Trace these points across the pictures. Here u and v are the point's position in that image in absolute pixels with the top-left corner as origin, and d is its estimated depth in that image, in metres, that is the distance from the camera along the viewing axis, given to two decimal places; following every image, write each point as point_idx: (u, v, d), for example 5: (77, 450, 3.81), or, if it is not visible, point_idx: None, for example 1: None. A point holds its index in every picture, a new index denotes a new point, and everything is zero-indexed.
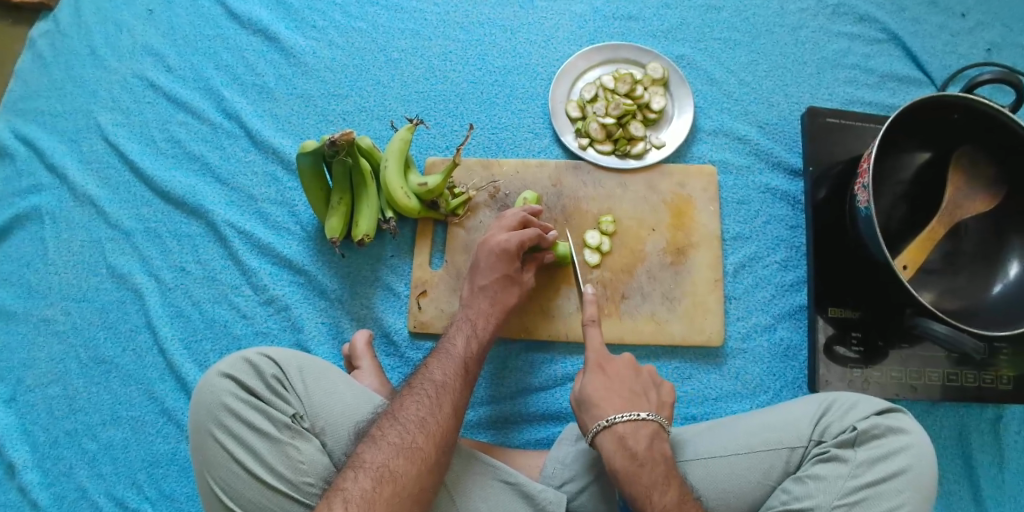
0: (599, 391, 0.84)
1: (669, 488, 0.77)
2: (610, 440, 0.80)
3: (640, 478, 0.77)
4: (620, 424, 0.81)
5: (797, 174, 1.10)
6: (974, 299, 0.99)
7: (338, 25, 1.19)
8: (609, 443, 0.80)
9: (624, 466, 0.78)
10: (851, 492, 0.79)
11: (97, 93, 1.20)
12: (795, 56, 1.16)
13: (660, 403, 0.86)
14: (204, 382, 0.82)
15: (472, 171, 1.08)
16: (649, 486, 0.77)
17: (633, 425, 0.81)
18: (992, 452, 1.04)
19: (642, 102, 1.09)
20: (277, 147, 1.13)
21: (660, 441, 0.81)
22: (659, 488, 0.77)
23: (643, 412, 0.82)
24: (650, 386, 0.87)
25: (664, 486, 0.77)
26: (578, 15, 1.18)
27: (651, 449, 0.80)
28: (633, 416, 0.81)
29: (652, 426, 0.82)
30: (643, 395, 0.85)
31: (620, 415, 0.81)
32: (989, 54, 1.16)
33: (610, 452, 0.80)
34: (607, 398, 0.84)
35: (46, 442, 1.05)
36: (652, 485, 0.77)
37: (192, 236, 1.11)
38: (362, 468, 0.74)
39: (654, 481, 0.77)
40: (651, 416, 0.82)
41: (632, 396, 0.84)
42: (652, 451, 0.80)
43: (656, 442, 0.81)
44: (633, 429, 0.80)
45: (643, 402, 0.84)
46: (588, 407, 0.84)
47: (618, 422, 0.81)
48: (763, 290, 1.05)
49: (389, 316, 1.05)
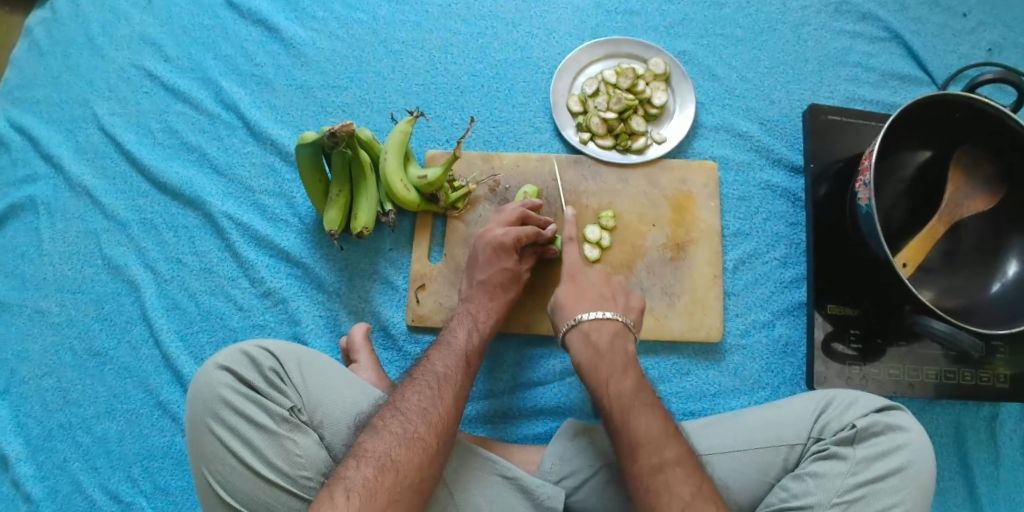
0: (566, 295, 0.90)
1: (626, 375, 0.81)
2: (577, 336, 0.86)
3: (600, 367, 0.82)
4: (588, 322, 0.86)
5: (798, 171, 1.10)
6: (973, 297, 1.00)
7: (338, 16, 1.18)
8: (576, 341, 0.86)
9: (586, 358, 0.84)
10: (850, 489, 0.79)
11: (94, 82, 1.19)
12: (796, 54, 1.16)
13: (627, 307, 0.90)
14: (201, 374, 0.81)
15: (473, 164, 1.08)
16: (606, 372, 0.82)
17: (598, 323, 0.86)
18: (988, 450, 1.04)
19: (644, 97, 1.08)
20: (275, 138, 1.12)
21: (624, 342, 0.85)
22: (616, 375, 0.81)
23: (608, 312, 0.87)
24: (620, 292, 0.91)
25: (622, 373, 0.81)
26: (580, 9, 1.17)
27: (613, 346, 0.84)
28: (600, 316, 0.87)
29: (617, 325, 0.86)
30: (612, 299, 0.90)
31: (588, 315, 0.87)
32: (989, 54, 1.17)
33: (576, 345, 0.86)
34: (575, 302, 0.89)
35: (40, 434, 1.04)
36: (609, 372, 0.82)
37: (189, 228, 1.11)
38: (364, 457, 0.74)
39: (611, 372, 0.82)
40: (614, 316, 0.87)
41: (600, 300, 0.89)
42: (615, 348, 0.84)
43: (621, 340, 0.85)
44: (598, 326, 0.86)
45: (611, 305, 0.89)
46: (561, 310, 0.90)
47: (585, 320, 0.87)
48: (762, 287, 1.05)
49: (387, 310, 1.05)
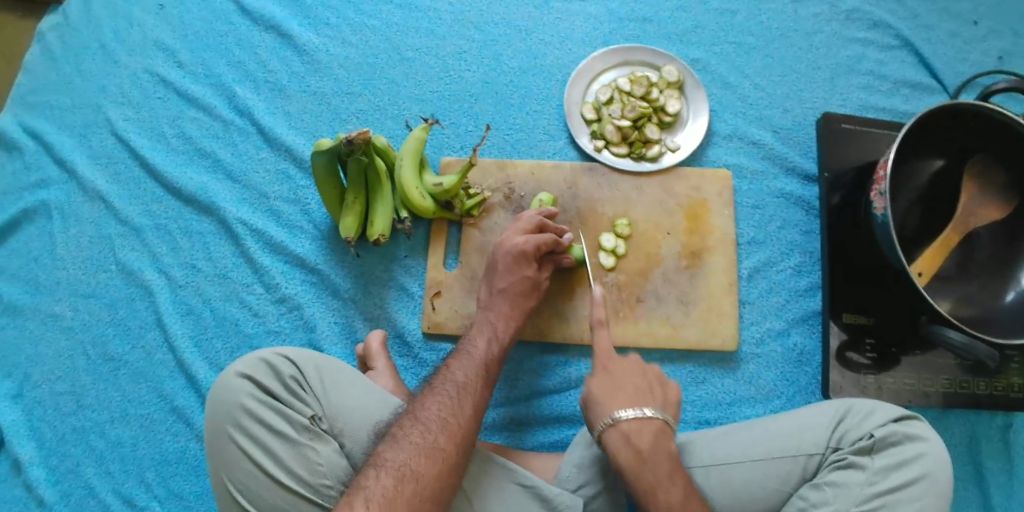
0: (602, 390, 0.83)
1: (674, 485, 0.76)
2: (615, 436, 0.79)
3: (644, 477, 0.77)
4: (609, 359, 0.86)
5: (811, 179, 1.10)
6: (987, 306, 1.00)
7: (352, 23, 1.18)
8: (615, 441, 0.80)
9: (630, 465, 0.78)
10: (869, 499, 0.80)
11: (107, 87, 1.19)
12: (809, 61, 1.16)
13: (666, 401, 0.84)
14: (223, 381, 0.82)
15: (488, 172, 1.08)
16: (653, 487, 0.76)
17: (638, 423, 0.79)
18: (1001, 459, 1.05)
19: (658, 105, 1.09)
20: (290, 145, 1.12)
21: (666, 440, 0.80)
22: (664, 485, 0.76)
23: (631, 347, 0.87)
24: (656, 384, 0.84)
25: (669, 483, 0.76)
26: (593, 17, 1.17)
27: (633, 385, 0.84)
28: (637, 414, 0.80)
29: (659, 422, 0.80)
30: (650, 392, 0.83)
31: (609, 350, 0.86)
32: (1001, 61, 1.17)
33: (617, 447, 0.79)
34: (612, 395, 0.82)
35: (54, 439, 1.04)
36: (656, 483, 0.76)
37: (203, 233, 1.11)
38: (384, 466, 0.75)
39: (633, 410, 0.81)
40: (654, 414, 0.81)
41: (638, 395, 0.82)
42: (633, 385, 0.84)
43: (662, 438, 0.79)
44: (639, 427, 0.79)
45: (648, 400, 0.82)
46: (596, 404, 0.83)
47: (623, 419, 0.80)
48: (776, 295, 1.05)
49: (402, 316, 1.05)
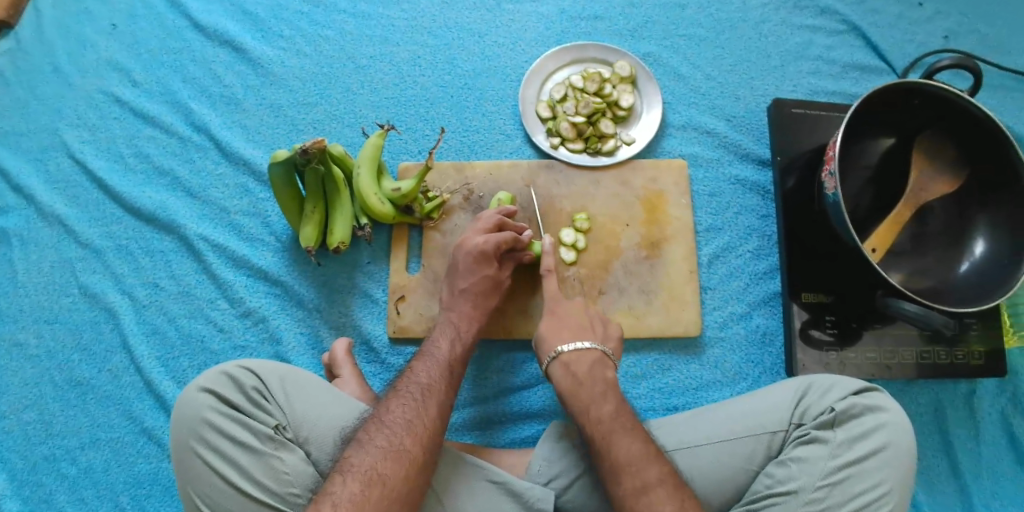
0: (548, 328, 0.93)
1: (607, 401, 0.84)
2: (558, 367, 0.89)
3: (580, 395, 0.85)
4: (568, 354, 0.89)
5: (765, 164, 1.12)
6: (942, 278, 1.02)
7: (305, 34, 1.19)
8: (558, 372, 0.89)
9: (569, 387, 0.87)
10: (833, 472, 0.82)
11: (62, 110, 1.19)
12: (759, 50, 1.18)
13: (606, 336, 0.94)
14: (184, 396, 0.80)
15: (446, 175, 1.08)
16: (588, 401, 0.84)
17: (577, 353, 0.89)
18: (967, 426, 1.07)
19: (611, 100, 1.10)
20: (248, 158, 1.13)
21: (604, 369, 0.89)
22: (597, 401, 0.84)
23: (587, 342, 0.91)
24: (597, 323, 0.96)
25: (603, 399, 0.84)
26: (545, 17, 1.19)
27: (592, 375, 0.88)
28: (578, 346, 0.90)
29: (597, 354, 0.90)
30: (592, 327, 0.94)
31: (568, 346, 0.90)
32: (946, 41, 1.20)
33: (559, 376, 0.89)
34: (556, 333, 0.92)
35: (24, 469, 1.03)
36: (591, 400, 0.84)
37: (165, 252, 1.10)
38: (350, 471, 0.74)
39: (592, 397, 0.85)
40: (593, 346, 0.91)
41: (578, 329, 0.93)
42: (593, 377, 0.88)
43: (599, 367, 0.89)
44: (579, 357, 0.89)
45: (590, 334, 0.93)
46: (542, 344, 0.93)
47: (565, 351, 0.90)
48: (737, 280, 1.07)
49: (368, 322, 1.05)
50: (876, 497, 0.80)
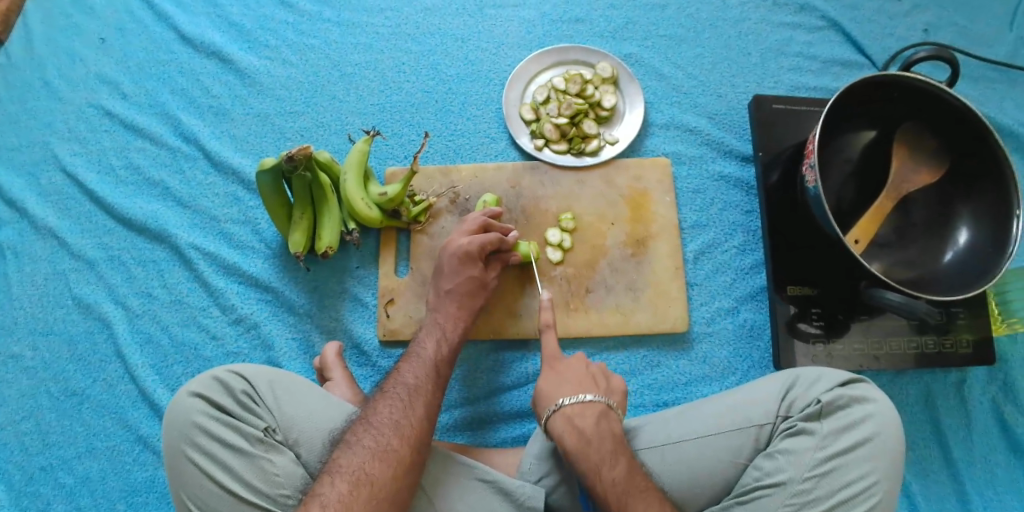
0: (547, 383, 0.88)
1: (618, 460, 0.80)
2: (561, 421, 0.83)
3: (588, 456, 0.80)
4: (570, 407, 0.84)
5: (748, 160, 1.13)
6: (927, 267, 1.03)
7: (291, 43, 1.21)
8: (560, 426, 0.83)
9: (576, 447, 0.81)
10: (820, 463, 0.82)
11: (54, 124, 1.20)
12: (739, 48, 1.20)
13: (609, 388, 0.88)
14: (175, 401, 0.81)
15: (432, 179, 1.10)
16: (598, 463, 0.80)
17: (580, 406, 0.84)
18: (959, 415, 1.08)
19: (594, 101, 1.11)
20: (237, 168, 1.14)
21: (610, 421, 0.84)
22: (608, 463, 0.80)
23: (589, 394, 0.85)
24: (599, 376, 0.89)
25: (613, 461, 0.80)
26: (527, 21, 1.20)
27: (599, 430, 0.82)
28: (579, 399, 0.84)
29: (600, 406, 0.84)
30: (593, 380, 0.88)
31: (569, 399, 0.84)
32: (926, 34, 1.21)
33: (562, 432, 0.83)
34: (558, 388, 0.86)
35: (22, 479, 1.04)
36: (601, 461, 0.80)
37: (156, 261, 1.12)
38: (339, 472, 0.75)
39: (602, 456, 0.80)
40: (596, 398, 0.85)
41: (580, 381, 0.87)
42: (602, 431, 0.83)
43: (605, 421, 0.84)
44: (582, 410, 0.84)
45: (591, 386, 0.87)
46: (541, 398, 0.87)
47: (566, 405, 0.84)
48: (723, 275, 1.08)
49: (358, 326, 1.06)
50: (864, 488, 0.81)
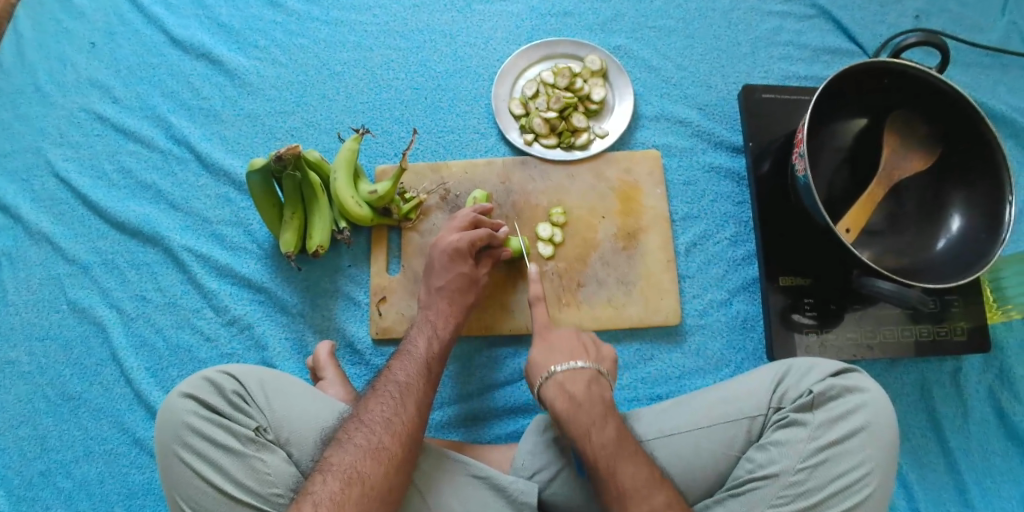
0: (540, 350, 0.89)
1: (608, 424, 0.81)
2: (552, 388, 0.84)
3: (579, 419, 0.81)
4: (561, 374, 0.85)
5: (739, 151, 1.13)
6: (920, 256, 1.03)
7: (280, 43, 1.21)
8: (552, 393, 0.85)
9: (565, 410, 0.82)
10: (812, 454, 0.82)
11: (45, 129, 1.21)
12: (729, 38, 1.19)
13: (600, 356, 0.90)
14: (166, 402, 0.82)
15: (423, 176, 1.10)
16: (588, 426, 0.81)
17: (572, 373, 0.85)
18: (955, 403, 1.07)
19: (583, 94, 1.11)
20: (228, 169, 1.14)
21: (600, 386, 0.85)
22: (597, 425, 0.81)
23: (581, 361, 0.86)
24: (590, 344, 0.91)
25: (603, 423, 0.81)
26: (515, 15, 1.20)
27: (589, 395, 0.84)
28: (571, 366, 0.86)
29: (591, 372, 0.86)
30: (585, 348, 0.89)
31: (562, 366, 0.86)
32: (917, 20, 1.20)
33: (554, 398, 0.84)
34: (549, 356, 0.88)
35: (21, 484, 1.04)
36: (590, 424, 0.81)
37: (150, 264, 1.12)
38: (330, 471, 0.75)
39: (592, 420, 0.81)
40: (587, 364, 0.86)
41: (571, 349, 0.88)
42: (592, 397, 0.84)
43: (595, 386, 0.84)
44: (572, 377, 0.85)
45: (584, 354, 0.88)
46: (534, 365, 0.89)
47: (558, 371, 0.85)
48: (716, 267, 1.07)
49: (351, 325, 1.06)
50: (856, 479, 0.81)
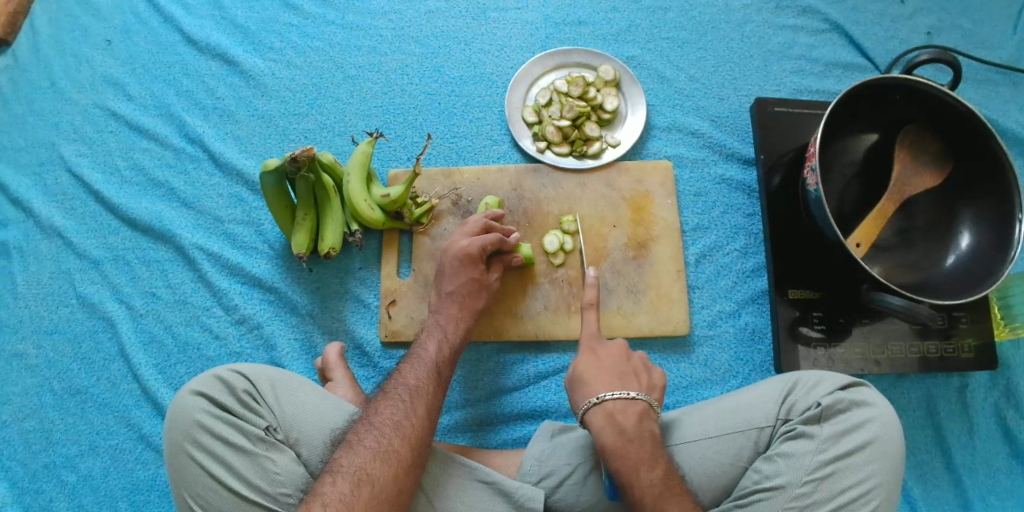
0: (588, 377, 0.88)
1: (656, 464, 0.80)
2: (601, 416, 0.83)
3: (628, 454, 0.80)
4: (613, 403, 0.84)
5: (750, 163, 1.13)
6: (929, 272, 1.03)
7: (296, 45, 1.21)
8: (600, 421, 0.84)
9: (615, 443, 0.81)
10: (819, 467, 0.82)
11: (59, 124, 1.21)
12: (741, 51, 1.20)
13: (650, 384, 0.89)
14: (177, 400, 0.82)
15: (435, 180, 1.10)
16: (636, 462, 0.80)
17: (623, 403, 0.84)
18: (961, 420, 1.08)
19: (596, 103, 1.11)
20: (240, 169, 1.15)
21: (649, 421, 0.84)
22: (647, 464, 0.80)
23: (635, 392, 0.86)
24: (642, 369, 0.90)
25: (651, 463, 0.80)
26: (529, 23, 1.21)
27: (637, 430, 0.83)
28: (624, 395, 0.85)
29: (642, 406, 0.85)
30: (635, 376, 0.89)
31: (612, 394, 0.85)
32: (929, 37, 1.21)
33: (602, 427, 0.83)
34: (596, 378, 0.88)
35: (25, 477, 1.05)
36: (640, 462, 0.80)
37: (160, 261, 1.13)
38: (340, 472, 0.75)
39: (641, 458, 0.80)
40: (639, 396, 0.86)
41: (622, 376, 0.87)
42: (640, 432, 0.83)
43: (645, 421, 0.84)
44: (624, 408, 0.84)
45: (634, 383, 0.88)
46: (582, 388, 0.88)
47: (609, 400, 0.85)
48: (725, 278, 1.08)
49: (361, 327, 1.06)
50: (862, 492, 0.81)
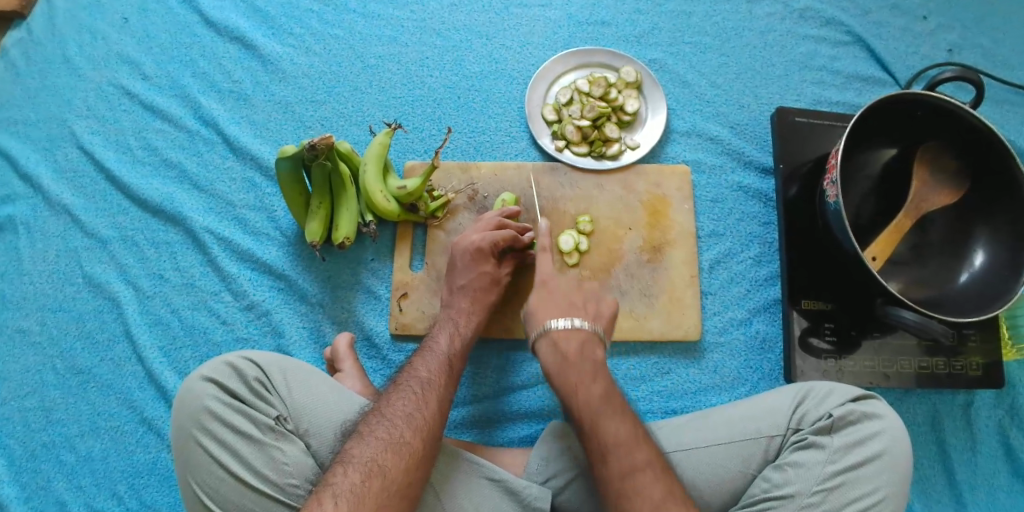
0: (538, 305, 0.89)
1: (596, 383, 0.81)
2: (546, 345, 0.85)
3: (568, 376, 0.81)
4: (558, 331, 0.85)
5: (768, 172, 1.13)
6: (942, 288, 1.03)
7: (315, 32, 1.20)
8: (546, 350, 0.85)
9: (556, 368, 0.83)
10: (829, 477, 0.82)
11: (72, 101, 1.20)
12: (763, 59, 1.20)
13: (598, 314, 0.89)
14: (186, 386, 0.81)
15: (451, 174, 1.09)
16: (575, 382, 0.81)
17: (567, 331, 0.85)
18: (964, 437, 1.08)
19: (617, 105, 1.11)
20: (255, 154, 1.14)
21: (594, 347, 0.85)
22: (586, 381, 0.80)
23: (579, 320, 0.86)
24: (591, 300, 0.90)
25: (591, 380, 0.81)
26: (552, 21, 1.20)
27: (583, 355, 0.83)
28: (568, 324, 0.86)
29: (588, 334, 0.86)
30: (582, 306, 0.88)
31: (558, 323, 0.86)
32: (950, 54, 1.21)
33: (546, 355, 0.84)
34: (547, 310, 0.88)
35: (23, 455, 1.03)
36: (579, 380, 0.81)
37: (170, 244, 1.11)
38: (351, 463, 0.75)
39: (581, 377, 0.81)
40: (584, 325, 0.86)
41: (569, 307, 0.88)
42: (584, 358, 0.83)
43: (588, 346, 0.84)
44: (568, 335, 0.85)
45: (580, 312, 0.88)
46: (533, 319, 0.88)
47: (554, 328, 0.86)
48: (738, 286, 1.07)
49: (370, 319, 1.06)
50: (872, 503, 0.81)
